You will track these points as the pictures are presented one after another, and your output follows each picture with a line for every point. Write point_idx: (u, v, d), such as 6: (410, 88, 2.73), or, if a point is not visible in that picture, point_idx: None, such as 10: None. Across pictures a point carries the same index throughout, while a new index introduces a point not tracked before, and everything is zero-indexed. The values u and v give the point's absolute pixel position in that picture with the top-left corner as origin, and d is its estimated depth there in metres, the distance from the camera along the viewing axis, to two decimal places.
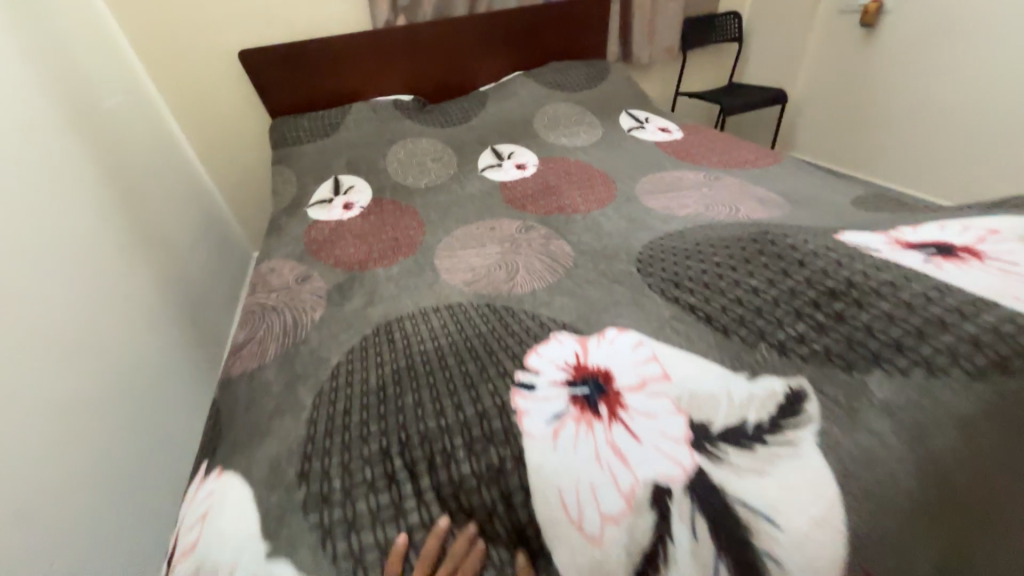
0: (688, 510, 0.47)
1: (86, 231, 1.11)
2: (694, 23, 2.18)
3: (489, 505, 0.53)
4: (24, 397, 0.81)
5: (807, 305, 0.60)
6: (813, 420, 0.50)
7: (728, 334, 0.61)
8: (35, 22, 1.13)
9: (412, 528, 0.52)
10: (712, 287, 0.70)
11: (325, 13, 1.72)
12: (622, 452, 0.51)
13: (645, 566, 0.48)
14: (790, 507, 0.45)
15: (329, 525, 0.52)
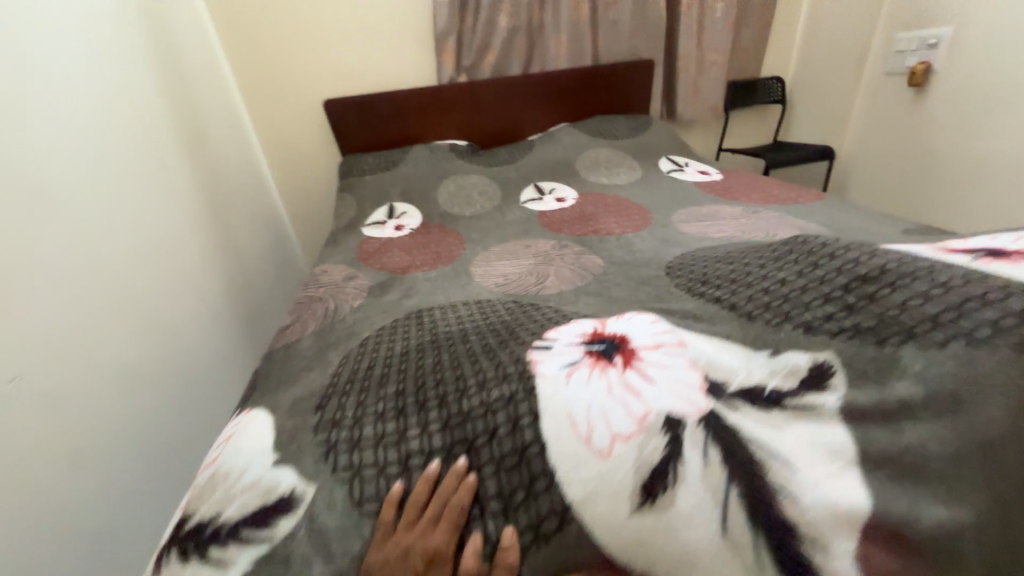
0: (699, 438, 0.47)
1: (175, 229, 1.27)
2: (739, 85, 2.28)
3: (491, 438, 0.52)
4: (97, 355, 0.92)
5: (837, 288, 0.58)
6: (841, 386, 0.48)
7: (753, 319, 0.60)
8: (171, 67, 1.41)
9: (412, 451, 0.53)
10: (738, 282, 0.70)
11: (399, 70, 1.98)
12: (635, 388, 0.51)
13: (653, 485, 0.46)
14: (804, 453, 0.45)
15: (335, 443, 0.54)
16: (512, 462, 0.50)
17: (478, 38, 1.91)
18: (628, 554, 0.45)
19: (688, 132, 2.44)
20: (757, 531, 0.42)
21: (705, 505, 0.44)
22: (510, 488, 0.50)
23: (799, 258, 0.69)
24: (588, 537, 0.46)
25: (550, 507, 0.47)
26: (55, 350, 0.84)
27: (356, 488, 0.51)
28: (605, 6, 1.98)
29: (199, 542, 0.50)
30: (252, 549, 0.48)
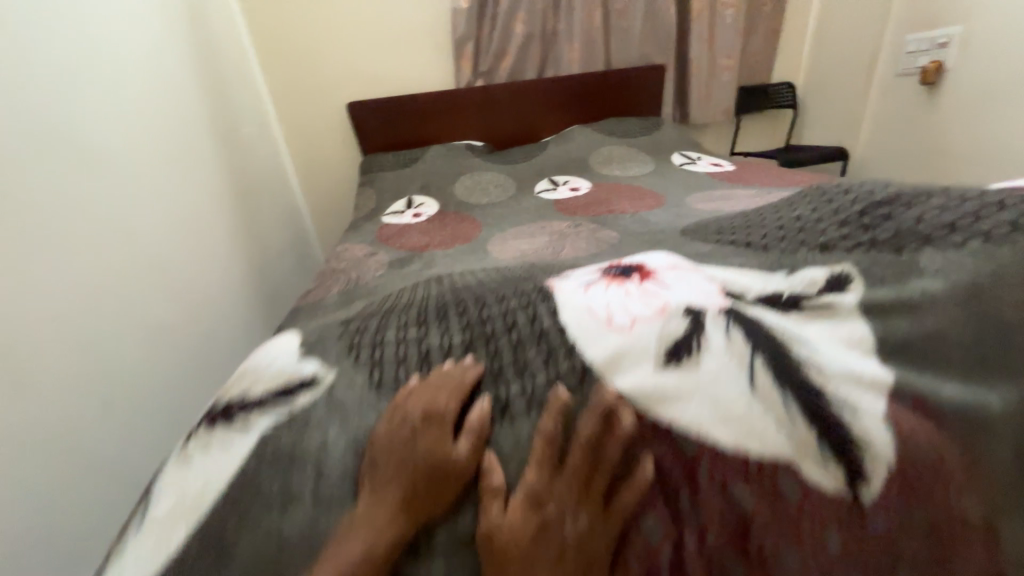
0: (721, 321, 0.48)
1: (206, 211, 1.33)
2: (750, 89, 2.32)
3: (509, 328, 0.54)
4: (127, 316, 0.95)
5: (853, 215, 0.58)
6: (858, 285, 0.49)
7: (773, 252, 0.59)
8: (208, 66, 1.50)
9: (432, 345, 0.55)
10: (755, 227, 0.71)
11: (419, 74, 2.06)
12: (653, 289, 0.54)
13: (677, 356, 0.47)
14: (824, 336, 0.46)
15: (357, 343, 0.57)
16: (530, 339, 0.52)
17: (495, 44, 1.98)
18: (657, 413, 0.44)
19: (700, 135, 2.47)
20: (786, 393, 0.43)
21: (730, 369, 0.45)
22: (526, 361, 0.51)
23: (814, 201, 0.69)
24: (609, 395, 0.46)
25: (569, 368, 0.49)
26: (82, 308, 0.86)
27: (376, 372, 0.53)
28: (617, 13, 2.03)
29: (224, 414, 0.51)
30: (276, 411, 0.50)
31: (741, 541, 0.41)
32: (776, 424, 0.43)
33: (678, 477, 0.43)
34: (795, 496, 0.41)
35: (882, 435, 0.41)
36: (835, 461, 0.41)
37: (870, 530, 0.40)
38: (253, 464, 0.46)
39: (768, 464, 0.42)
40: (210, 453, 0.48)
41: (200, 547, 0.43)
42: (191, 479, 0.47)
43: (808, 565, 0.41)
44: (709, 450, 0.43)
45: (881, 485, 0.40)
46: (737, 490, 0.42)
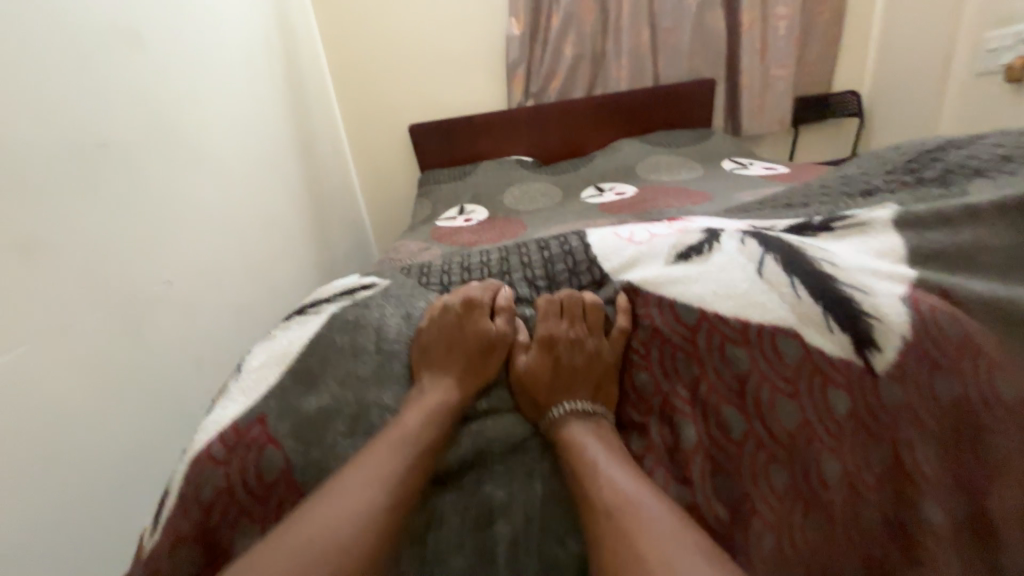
0: (737, 235, 0.59)
1: (289, 213, 1.50)
2: (808, 99, 2.25)
3: (538, 253, 0.71)
4: (225, 292, 1.09)
5: (901, 164, 0.64)
6: (893, 207, 0.57)
7: (819, 202, 0.65)
8: (295, 93, 1.72)
9: (475, 261, 0.73)
10: (795, 190, 0.76)
11: (475, 98, 2.23)
12: (679, 224, 0.67)
13: (688, 254, 0.59)
14: (853, 246, 0.55)
15: (413, 269, 0.74)
16: (558, 257, 0.69)
17: (546, 66, 2.09)
18: (662, 292, 0.57)
19: (755, 146, 2.41)
20: (795, 277, 0.51)
21: (742, 262, 0.55)
22: (554, 272, 0.68)
23: (862, 162, 0.73)
24: (615, 285, 0.62)
25: (589, 277, 0.66)
26: (201, 280, 1.01)
27: (426, 279, 0.71)
28: (665, 31, 2.07)
29: (299, 311, 0.66)
30: (340, 299, 0.65)
31: (739, 393, 0.49)
32: (781, 300, 0.51)
33: (680, 340, 0.53)
34: (794, 357, 0.48)
35: (895, 306, 0.47)
36: (841, 330, 0.47)
37: (880, 397, 0.44)
38: (327, 327, 0.60)
39: (768, 327, 0.50)
40: (292, 329, 0.62)
41: (295, 380, 0.55)
42: (276, 344, 0.61)
43: (807, 416, 0.46)
44: (710, 317, 0.52)
45: (896, 355, 0.45)
46: (732, 351, 0.50)
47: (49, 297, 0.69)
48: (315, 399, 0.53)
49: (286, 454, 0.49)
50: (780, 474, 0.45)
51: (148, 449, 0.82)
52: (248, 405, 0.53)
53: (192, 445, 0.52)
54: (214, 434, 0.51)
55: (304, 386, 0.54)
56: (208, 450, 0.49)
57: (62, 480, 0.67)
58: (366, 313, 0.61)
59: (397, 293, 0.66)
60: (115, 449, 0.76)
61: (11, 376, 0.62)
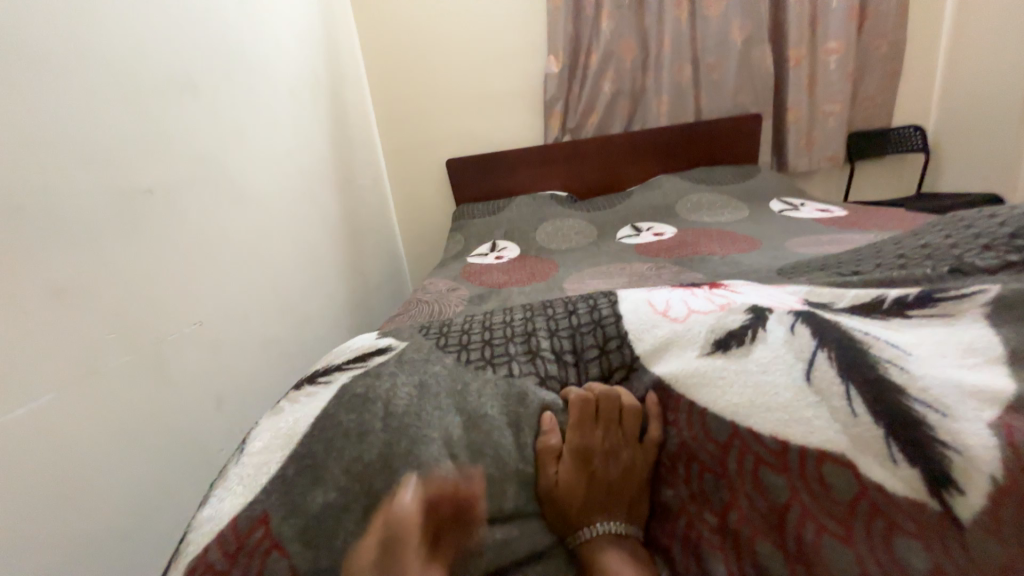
0: (787, 318, 0.51)
1: (324, 247, 1.52)
2: (865, 135, 2.11)
3: (563, 319, 0.63)
4: (254, 330, 1.09)
5: (1001, 238, 0.51)
6: (990, 296, 0.44)
7: (889, 273, 0.55)
8: (339, 130, 1.78)
9: (497, 321, 0.65)
10: (866, 254, 0.66)
11: (511, 133, 2.24)
12: (722, 296, 0.59)
13: (728, 342, 0.52)
14: (928, 341, 0.44)
15: (426, 325, 0.66)
16: (587, 328, 0.61)
17: (584, 102, 2.08)
18: (693, 392, 0.50)
19: (807, 182, 2.27)
20: (850, 384, 0.42)
21: (786, 359, 0.47)
22: (582, 345, 0.60)
23: (945, 227, 0.62)
24: (647, 375, 0.55)
25: (619, 360, 0.58)
26: (231, 318, 1.02)
27: (443, 339, 0.61)
28: (708, 67, 2.01)
29: (310, 379, 0.59)
30: (353, 368, 0.57)
31: (777, 527, 0.41)
32: (830, 418, 0.42)
33: (709, 458, 0.47)
34: (847, 492, 0.39)
35: (980, 435, 0.36)
36: (909, 461, 0.37)
37: (968, 551, 0.34)
38: (333, 404, 0.51)
39: (812, 451, 0.41)
40: (298, 404, 0.54)
41: (297, 471, 0.46)
42: (282, 421, 0.53)
43: (867, 569, 0.36)
44: (743, 434, 0.45)
45: (985, 501, 0.34)
46: (768, 476, 0.43)
47: (80, 340, 0.69)
48: (315, 494, 0.44)
49: (292, 561, 0.41)
50: None
51: (166, 491, 0.80)
52: (247, 502, 0.45)
53: (183, 552, 0.44)
54: (208, 541, 0.43)
55: (307, 475, 0.45)
56: (206, 558, 0.42)
57: (73, 532, 0.65)
58: (376, 384, 0.52)
59: (414, 360, 0.57)
60: (134, 492, 0.74)
61: (40, 422, 0.63)
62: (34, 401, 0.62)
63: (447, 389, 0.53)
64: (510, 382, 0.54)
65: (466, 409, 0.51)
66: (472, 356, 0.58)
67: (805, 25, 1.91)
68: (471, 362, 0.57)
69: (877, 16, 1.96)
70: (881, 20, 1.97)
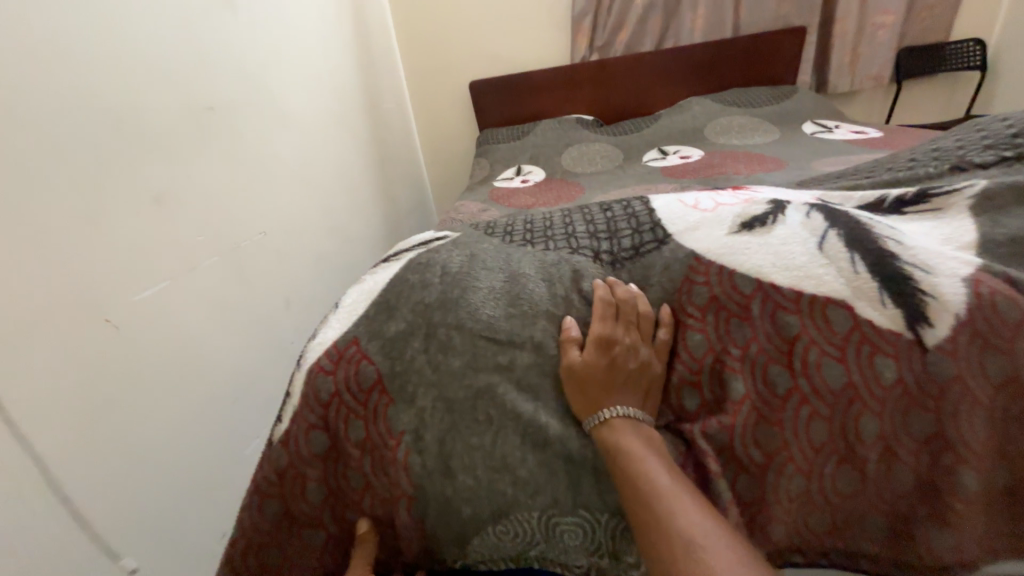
0: (805, 208, 0.55)
1: (359, 170, 1.59)
2: (917, 50, 1.96)
3: (600, 213, 0.69)
4: (308, 243, 1.21)
5: (1004, 139, 0.56)
6: (979, 185, 0.50)
7: (894, 174, 0.61)
8: (362, 51, 1.76)
9: (540, 218, 0.72)
10: (879, 162, 0.71)
11: (536, 53, 2.16)
12: (745, 195, 0.64)
13: (751, 224, 0.55)
14: (922, 229, 0.50)
15: (478, 224, 0.74)
16: (622, 218, 0.66)
17: (614, 16, 1.97)
18: (723, 261, 0.52)
19: (846, 104, 2.17)
20: (855, 253, 0.48)
21: (803, 236, 0.51)
22: (615, 230, 0.65)
23: (960, 133, 0.66)
24: (682, 251, 0.56)
25: (651, 238, 0.61)
26: (290, 231, 1.14)
27: (494, 230, 0.70)
28: None
29: (385, 259, 0.69)
30: (418, 248, 0.67)
31: (787, 352, 0.47)
32: (836, 274, 0.47)
33: (734, 306, 0.50)
34: (844, 325, 0.45)
35: (952, 286, 0.43)
36: (895, 304, 0.44)
37: (929, 366, 0.42)
38: (403, 270, 0.62)
39: (820, 298, 0.47)
40: (377, 273, 0.66)
41: (376, 311, 0.58)
42: (366, 284, 0.64)
43: (854, 379, 0.44)
44: (766, 287, 0.49)
45: (948, 330, 0.42)
46: (781, 314, 0.48)
47: (178, 245, 0.81)
48: (392, 324, 0.56)
49: (377, 366, 0.53)
50: (829, 434, 0.44)
51: (254, 371, 0.97)
52: (344, 330, 0.57)
53: (303, 363, 0.58)
54: (320, 352, 0.57)
55: (384, 314, 0.57)
56: (320, 363, 0.55)
57: (193, 394, 0.82)
58: (436, 255, 0.62)
59: (467, 242, 0.66)
60: (230, 370, 0.91)
61: (155, 305, 0.76)
62: (151, 288, 0.75)
63: (494, 258, 0.62)
64: (547, 254, 0.62)
65: (509, 269, 0.60)
66: (516, 239, 0.67)
67: None
68: (515, 243, 0.66)
69: None
70: None
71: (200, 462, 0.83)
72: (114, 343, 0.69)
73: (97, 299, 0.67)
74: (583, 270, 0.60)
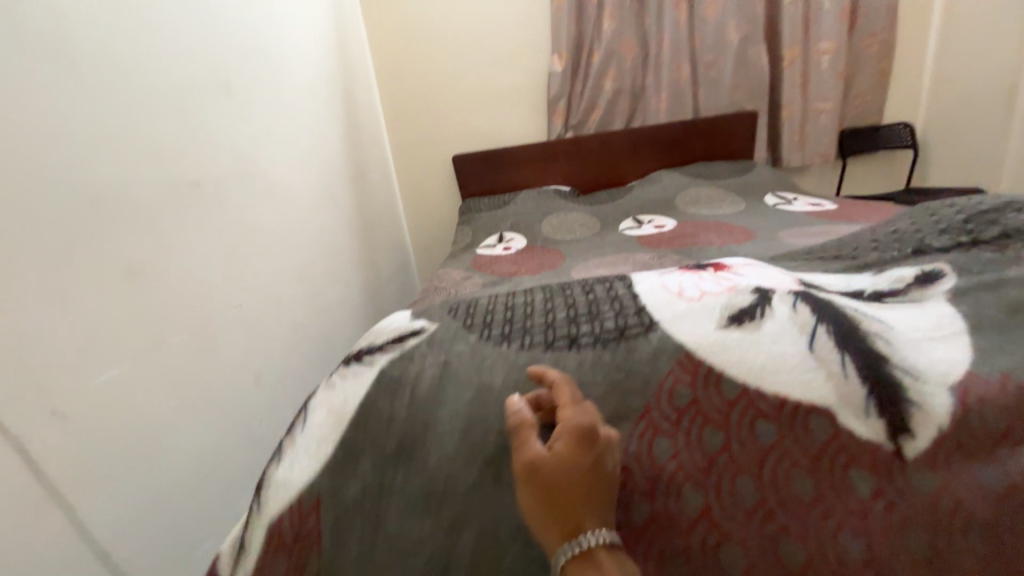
0: (790, 298, 0.54)
1: (341, 237, 1.60)
2: (856, 132, 2.19)
3: (582, 295, 0.67)
4: (284, 314, 1.17)
5: (957, 227, 0.63)
6: (952, 279, 0.55)
7: (864, 255, 0.66)
8: (350, 127, 1.84)
9: (520, 301, 0.69)
10: (843, 238, 0.76)
11: (515, 130, 2.31)
12: (728, 278, 0.62)
13: (740, 317, 0.54)
14: (904, 318, 0.51)
15: (455, 305, 0.70)
16: (604, 300, 0.64)
17: (586, 99, 2.15)
18: (714, 361, 0.50)
19: (800, 178, 2.36)
20: (847, 355, 0.48)
21: (793, 332, 0.51)
22: (597, 315, 0.61)
23: (915, 214, 0.72)
24: (672, 342, 0.54)
25: (636, 321, 0.58)
26: (267, 303, 1.11)
27: (471, 318, 0.66)
28: (706, 65, 2.08)
29: (351, 359, 0.64)
30: (389, 351, 0.62)
31: (759, 462, 0.46)
32: (827, 378, 0.47)
33: (714, 412, 0.48)
34: (823, 434, 0.46)
35: (941, 402, 0.45)
36: (879, 416, 0.45)
37: (904, 478, 0.43)
38: (372, 392, 0.57)
39: (804, 404, 0.46)
40: (345, 381, 0.60)
41: (342, 455, 0.55)
42: (331, 399, 0.59)
43: (821, 491, 0.44)
44: (750, 392, 0.48)
45: (927, 444, 0.44)
46: (759, 422, 0.47)
47: (149, 325, 0.77)
48: (350, 484, 0.53)
49: (322, 546, 0.52)
50: (804, 555, 0.43)
51: (217, 459, 0.89)
52: (305, 481, 0.54)
53: (262, 507, 0.54)
54: (280, 505, 0.53)
55: (345, 464, 0.54)
56: (280, 526, 0.52)
57: (147, 489, 0.73)
58: (410, 367, 0.59)
59: (442, 339, 0.62)
60: (193, 458, 0.83)
61: (114, 392, 0.70)
62: (108, 373, 0.70)
63: (468, 364, 0.58)
64: (522, 355, 0.58)
65: (477, 382, 0.56)
66: (495, 332, 0.63)
67: (798, 27, 1.98)
68: (493, 337, 0.62)
69: (867, 16, 2.03)
70: (871, 21, 2.04)
71: (146, 568, 0.73)
72: (62, 437, 0.62)
73: (45, 387, 0.61)
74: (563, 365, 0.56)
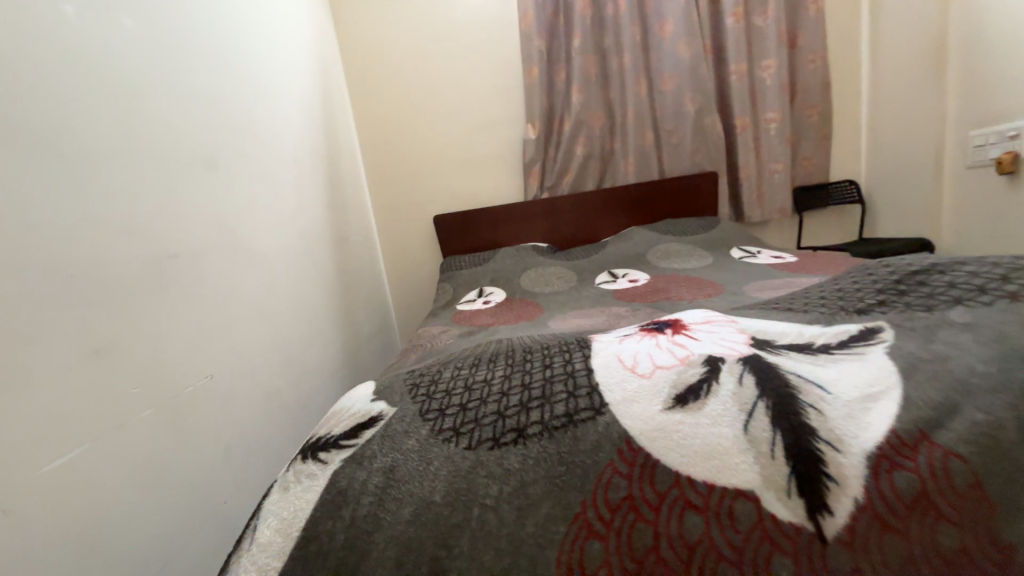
0: (737, 368, 0.55)
1: (320, 297, 1.60)
2: (808, 189, 2.38)
3: (541, 371, 0.65)
4: (257, 378, 1.14)
5: (892, 289, 0.68)
6: (889, 332, 0.58)
7: (813, 313, 0.70)
8: (333, 191, 1.90)
9: (479, 380, 0.67)
10: (796, 296, 0.81)
11: (494, 192, 2.43)
12: (682, 344, 0.63)
13: (686, 396, 0.54)
14: (845, 377, 0.52)
15: (416, 390, 0.68)
16: (560, 377, 0.62)
17: (559, 163, 2.30)
18: (652, 449, 0.50)
19: (763, 230, 2.51)
20: (778, 433, 0.47)
21: (732, 411, 0.50)
22: (552, 397, 0.58)
23: (858, 275, 0.78)
24: (616, 428, 0.52)
25: (587, 404, 0.56)
26: (240, 369, 1.08)
27: (426, 404, 0.64)
28: (668, 132, 2.27)
29: (304, 455, 0.62)
30: (342, 453, 0.59)
31: (685, 560, 0.45)
32: (754, 461, 0.47)
33: (645, 507, 0.47)
34: (748, 522, 0.45)
35: (858, 478, 0.44)
36: (800, 496, 0.44)
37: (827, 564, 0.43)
38: (319, 509, 0.53)
39: (730, 490, 0.46)
40: (296, 486, 0.57)
41: None
42: (269, 513, 0.55)
43: None
44: (680, 483, 0.47)
45: (848, 520, 0.43)
46: (688, 513, 0.46)
47: (116, 400, 0.75)
48: None
49: None
50: None
51: (180, 542, 0.82)
52: None
53: None
54: None
55: None
56: None
57: None
58: (355, 474, 0.55)
59: (394, 435, 0.60)
60: (155, 544, 0.77)
61: (73, 474, 0.66)
62: (79, 449, 0.67)
63: (412, 466, 0.55)
64: (469, 454, 0.54)
65: (417, 493, 0.52)
66: (447, 423, 0.59)
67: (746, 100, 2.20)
68: (444, 432, 0.58)
69: (806, 90, 2.29)
70: (808, 95, 2.29)
71: None
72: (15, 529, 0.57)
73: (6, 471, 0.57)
74: (508, 463, 0.52)
